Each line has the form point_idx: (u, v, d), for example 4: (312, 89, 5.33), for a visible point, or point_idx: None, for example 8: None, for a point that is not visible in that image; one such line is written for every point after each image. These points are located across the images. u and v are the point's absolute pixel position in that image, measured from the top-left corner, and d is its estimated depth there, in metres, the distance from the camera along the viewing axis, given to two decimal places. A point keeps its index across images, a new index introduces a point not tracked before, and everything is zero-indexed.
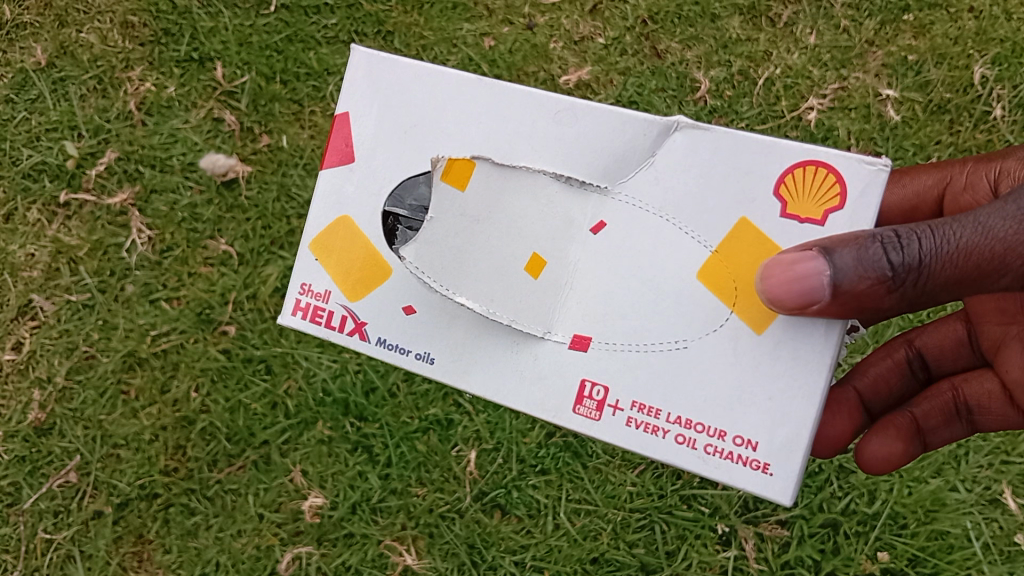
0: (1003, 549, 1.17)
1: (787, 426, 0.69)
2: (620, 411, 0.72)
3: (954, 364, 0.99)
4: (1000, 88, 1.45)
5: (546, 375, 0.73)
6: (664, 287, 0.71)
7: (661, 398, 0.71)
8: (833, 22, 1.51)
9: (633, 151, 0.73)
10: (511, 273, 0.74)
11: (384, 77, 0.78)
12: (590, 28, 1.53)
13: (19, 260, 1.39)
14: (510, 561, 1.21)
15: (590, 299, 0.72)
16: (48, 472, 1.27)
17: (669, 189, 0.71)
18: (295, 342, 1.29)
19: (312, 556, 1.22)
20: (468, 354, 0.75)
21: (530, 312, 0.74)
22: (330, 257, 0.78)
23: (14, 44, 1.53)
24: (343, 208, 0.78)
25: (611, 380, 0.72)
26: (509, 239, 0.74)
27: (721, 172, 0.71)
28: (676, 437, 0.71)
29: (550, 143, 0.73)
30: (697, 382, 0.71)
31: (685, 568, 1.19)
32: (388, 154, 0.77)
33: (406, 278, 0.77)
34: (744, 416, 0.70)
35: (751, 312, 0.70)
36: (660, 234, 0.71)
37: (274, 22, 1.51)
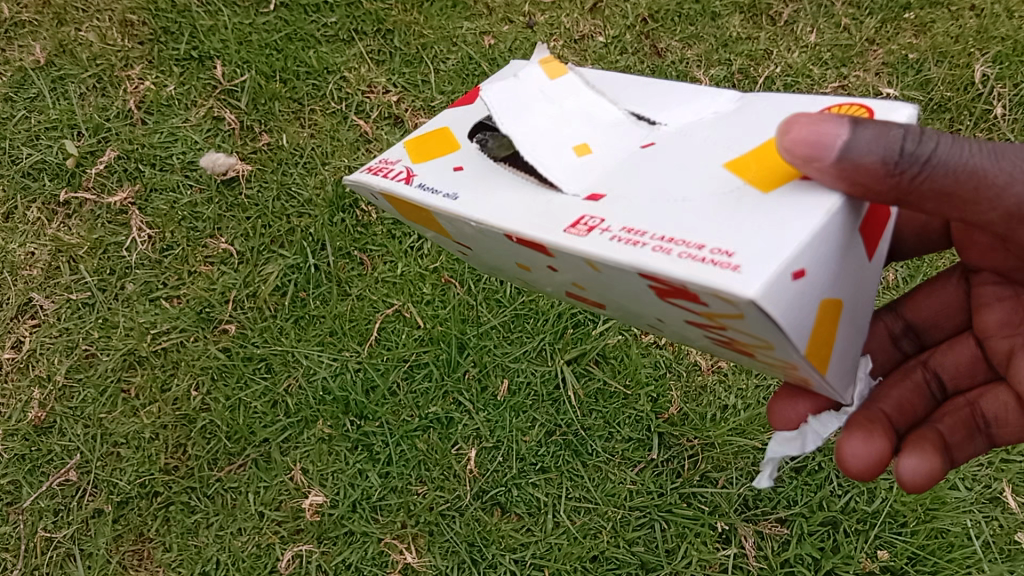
0: (1003, 547, 1.17)
1: (782, 235, 0.48)
2: (605, 232, 0.53)
3: (972, 382, 0.82)
4: (1000, 87, 1.44)
5: (532, 205, 0.59)
6: (686, 167, 0.59)
7: (644, 220, 0.53)
8: (834, 20, 1.53)
9: (698, 106, 0.68)
10: (557, 141, 0.65)
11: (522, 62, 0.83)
12: (590, 26, 1.54)
13: (19, 258, 1.38)
14: (510, 560, 1.19)
15: (608, 172, 0.61)
16: (48, 470, 1.26)
17: (722, 125, 0.64)
18: (295, 341, 1.31)
19: (312, 554, 1.20)
20: (470, 194, 0.63)
21: (564, 168, 0.62)
22: (419, 144, 0.74)
23: (12, 42, 1.53)
24: (447, 123, 0.76)
25: (606, 211, 0.55)
26: (550, 129, 0.66)
27: (762, 110, 0.65)
28: (651, 246, 0.50)
29: (631, 96, 0.72)
30: (697, 209, 0.53)
31: (684, 567, 1.17)
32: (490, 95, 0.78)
33: (473, 156, 0.70)
34: (737, 228, 0.50)
35: (765, 179, 0.55)
36: (705, 146, 0.61)
37: (274, 20, 1.55)
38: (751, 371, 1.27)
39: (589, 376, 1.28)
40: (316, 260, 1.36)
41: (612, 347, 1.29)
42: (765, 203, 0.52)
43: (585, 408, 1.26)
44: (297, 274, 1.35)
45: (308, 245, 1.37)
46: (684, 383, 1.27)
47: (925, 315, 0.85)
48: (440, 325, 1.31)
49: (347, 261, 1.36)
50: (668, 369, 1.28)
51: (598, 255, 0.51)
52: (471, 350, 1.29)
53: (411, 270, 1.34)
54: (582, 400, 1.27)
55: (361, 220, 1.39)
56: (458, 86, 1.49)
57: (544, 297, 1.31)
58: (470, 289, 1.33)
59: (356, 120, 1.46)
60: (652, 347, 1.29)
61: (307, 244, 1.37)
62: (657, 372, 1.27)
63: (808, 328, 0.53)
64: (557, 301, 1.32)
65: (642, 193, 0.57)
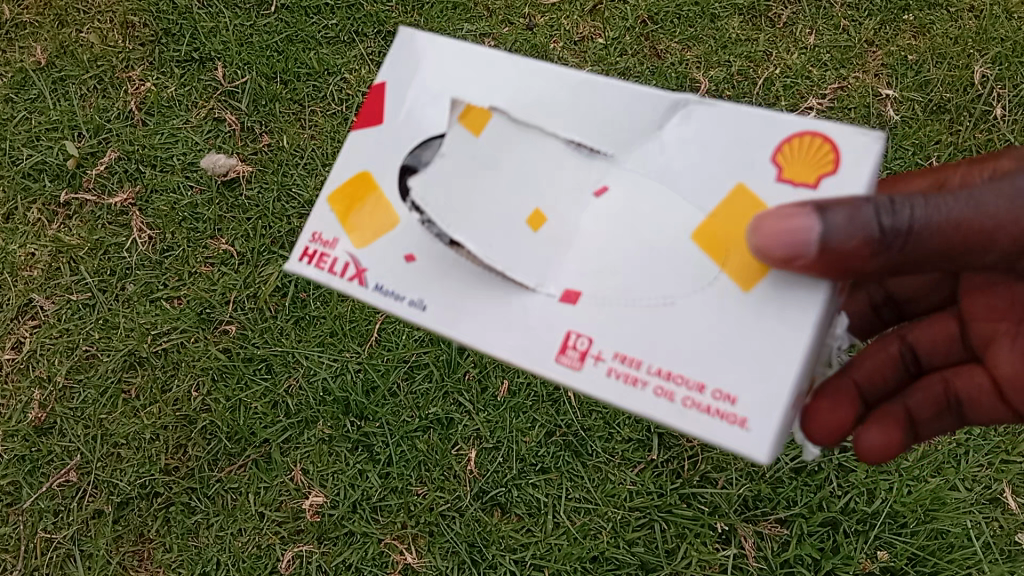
0: (1002, 547, 1.17)
1: (764, 374, 0.63)
2: (602, 362, 0.67)
3: (946, 359, 0.89)
4: (1000, 87, 1.45)
5: (521, 320, 0.70)
6: (647, 254, 0.70)
7: (635, 350, 0.66)
8: (832, 22, 1.53)
9: (636, 131, 0.74)
10: (511, 221, 0.73)
11: (424, 52, 0.82)
12: (590, 28, 1.54)
13: (19, 259, 1.38)
14: (510, 560, 1.20)
15: (580, 258, 0.71)
16: (48, 471, 1.27)
17: (671, 160, 0.72)
18: (296, 342, 1.30)
19: (313, 554, 1.21)
20: (446, 305, 0.72)
21: (528, 262, 0.71)
22: (348, 209, 0.78)
23: (15, 45, 1.55)
24: (364, 164, 0.79)
25: (596, 334, 0.68)
26: (507, 204, 0.72)
27: (706, 144, 0.72)
28: (652, 387, 0.65)
29: (567, 113, 0.76)
30: (672, 336, 0.66)
31: (684, 567, 1.18)
32: (410, 116, 0.80)
33: (411, 228, 0.75)
34: (719, 364, 0.64)
35: (738, 271, 0.66)
36: (660, 203, 0.71)
37: (274, 22, 1.54)
38: None
39: None
40: None
41: None
42: (732, 325, 0.65)
43: (586, 408, 1.25)
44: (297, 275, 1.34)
45: None
46: None
47: (905, 293, 0.93)
48: None
49: None
50: None
51: (611, 399, 0.66)
52: (471, 350, 1.28)
53: None
54: (582, 400, 1.26)
55: None
56: None
57: None
58: None
59: None
60: None
61: None
62: None
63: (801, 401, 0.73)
64: None
65: (616, 298, 0.69)
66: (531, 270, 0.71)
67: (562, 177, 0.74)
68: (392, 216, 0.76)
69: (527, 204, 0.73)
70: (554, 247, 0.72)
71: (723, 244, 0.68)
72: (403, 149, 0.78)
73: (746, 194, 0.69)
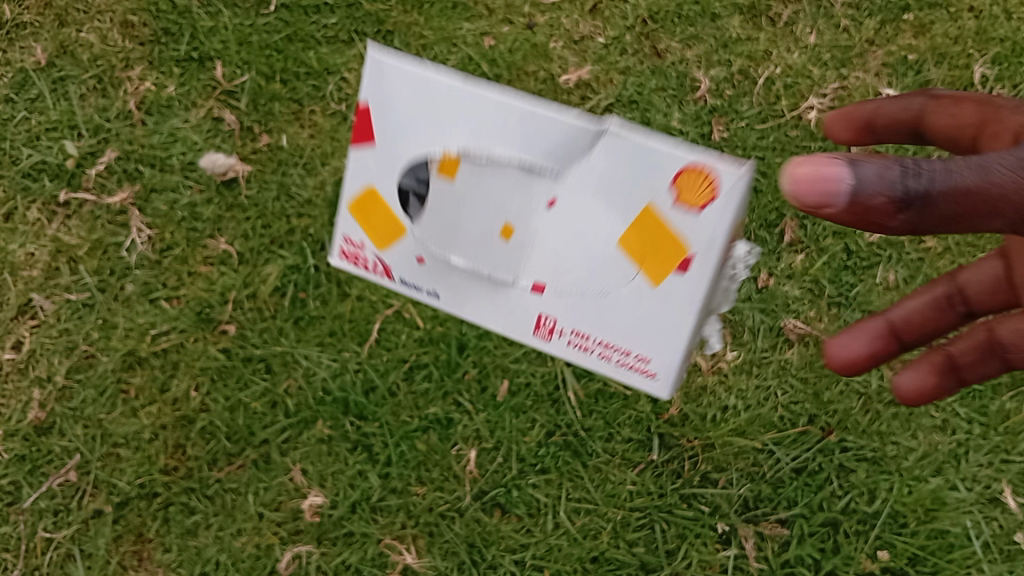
0: (1002, 547, 1.19)
1: (665, 347, 0.90)
2: (563, 336, 0.93)
3: (995, 302, 0.92)
4: (999, 88, 1.47)
5: (504, 309, 0.93)
6: (594, 256, 0.85)
7: (589, 325, 0.91)
8: (833, 22, 1.51)
9: (583, 151, 0.79)
10: (485, 238, 0.86)
11: (383, 70, 0.82)
12: (590, 28, 1.53)
13: (19, 259, 1.38)
14: (510, 560, 1.21)
15: (541, 265, 0.87)
16: (48, 470, 1.27)
17: (603, 184, 0.80)
18: (294, 342, 1.30)
19: (313, 555, 1.23)
20: (453, 294, 0.93)
21: (501, 266, 0.88)
22: (365, 219, 0.91)
23: (14, 44, 1.53)
24: (367, 180, 0.88)
25: (557, 312, 0.91)
26: (488, 208, 0.84)
27: (628, 165, 0.79)
28: (597, 351, 0.93)
29: (522, 140, 0.80)
30: (607, 324, 0.90)
31: (684, 567, 1.20)
32: (394, 137, 0.85)
33: (413, 241, 0.90)
34: (638, 333, 0.90)
35: (652, 270, 0.84)
36: (594, 216, 0.82)
37: (274, 21, 1.52)
38: (751, 371, 1.25)
39: (589, 376, 1.23)
40: (315, 260, 1.35)
41: None
42: (644, 315, 0.88)
43: (586, 409, 1.23)
44: (297, 275, 1.34)
45: (309, 245, 1.37)
46: (684, 385, 1.24)
47: None
48: (440, 325, 1.27)
49: None
50: None
51: (571, 355, 0.95)
52: (471, 350, 1.26)
53: None
54: (582, 400, 1.24)
55: None
56: None
57: None
58: None
59: None
60: None
61: (308, 245, 1.37)
62: None
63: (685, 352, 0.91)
64: None
65: (572, 287, 0.88)
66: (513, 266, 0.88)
67: (524, 190, 0.82)
68: (398, 217, 0.89)
69: (508, 210, 0.84)
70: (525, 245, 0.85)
71: (654, 245, 0.82)
72: (397, 169, 0.86)
73: (666, 207, 0.79)
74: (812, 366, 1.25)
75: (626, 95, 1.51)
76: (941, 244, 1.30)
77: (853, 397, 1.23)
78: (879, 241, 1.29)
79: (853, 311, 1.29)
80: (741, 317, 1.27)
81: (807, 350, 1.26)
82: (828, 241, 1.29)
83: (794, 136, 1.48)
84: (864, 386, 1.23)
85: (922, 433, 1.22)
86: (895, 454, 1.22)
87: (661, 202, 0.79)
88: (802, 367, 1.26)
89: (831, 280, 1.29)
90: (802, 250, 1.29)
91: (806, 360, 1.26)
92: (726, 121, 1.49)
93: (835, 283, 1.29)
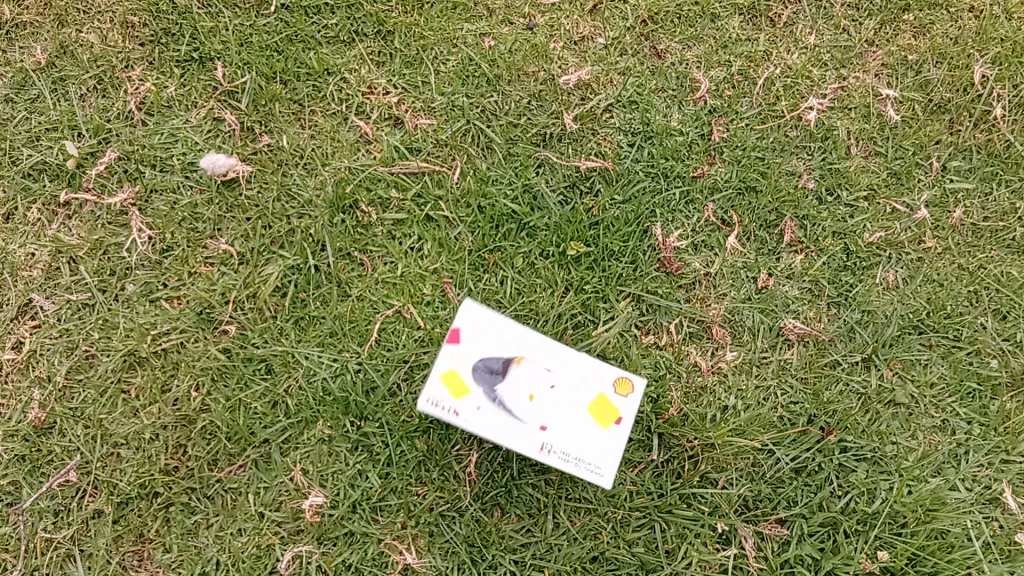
0: (1002, 548, 1.20)
1: (610, 449, 1.13)
2: (546, 451, 1.11)
3: None
4: (1000, 87, 1.48)
5: (505, 425, 1.10)
6: (570, 409, 1.14)
7: (557, 433, 1.12)
8: (832, 22, 1.53)
9: (576, 373, 1.16)
10: (512, 393, 1.12)
11: (477, 316, 1.16)
12: (590, 28, 1.54)
13: (18, 259, 1.37)
14: (510, 560, 1.20)
15: (542, 401, 1.13)
16: (48, 470, 1.26)
17: (580, 394, 1.15)
18: (295, 342, 1.31)
19: (312, 554, 1.21)
20: (482, 404, 1.10)
21: (510, 403, 1.11)
22: (451, 352, 1.13)
23: (14, 44, 1.54)
24: (455, 349, 1.14)
25: (543, 429, 1.12)
26: (525, 387, 1.13)
27: (596, 372, 1.17)
28: (555, 455, 1.11)
29: (546, 360, 1.16)
30: (576, 419, 1.13)
31: (684, 567, 1.19)
32: (475, 349, 1.14)
33: (470, 359, 1.13)
34: (594, 443, 1.13)
35: (604, 412, 1.14)
36: (578, 390, 1.15)
37: (274, 22, 1.54)
38: (750, 371, 1.29)
39: None
40: (316, 260, 1.36)
41: (612, 348, 1.31)
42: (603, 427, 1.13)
43: None
44: (298, 275, 1.35)
45: (308, 245, 1.37)
46: (684, 383, 1.29)
47: None
48: (440, 326, 1.32)
49: (347, 261, 1.37)
50: (668, 370, 1.29)
51: (536, 455, 1.11)
52: None
53: (412, 270, 1.36)
54: None
55: (361, 220, 1.39)
56: (458, 87, 1.49)
57: (544, 298, 1.33)
58: (470, 291, 1.34)
59: (356, 121, 1.48)
60: (652, 347, 1.31)
61: (307, 244, 1.37)
62: (656, 373, 1.29)
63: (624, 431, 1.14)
64: (557, 302, 1.33)
65: (557, 421, 1.13)
66: (531, 410, 1.12)
67: (539, 389, 1.13)
68: (471, 384, 1.11)
69: (526, 375, 1.14)
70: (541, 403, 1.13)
71: (600, 414, 1.14)
72: (476, 363, 1.13)
73: (608, 393, 1.15)
74: (812, 366, 1.29)
75: (626, 95, 1.49)
76: (942, 244, 1.38)
77: (852, 397, 1.27)
78: (878, 242, 1.37)
79: (852, 311, 1.33)
80: (741, 317, 1.33)
81: (806, 350, 1.31)
82: (827, 241, 1.38)
83: (794, 137, 1.46)
84: (862, 386, 1.28)
85: (921, 432, 1.26)
86: (894, 453, 1.24)
87: (604, 390, 1.16)
88: (802, 367, 1.29)
89: (831, 280, 1.35)
90: (802, 251, 1.38)
91: (805, 360, 1.30)
92: (726, 122, 1.47)
93: (835, 283, 1.35)
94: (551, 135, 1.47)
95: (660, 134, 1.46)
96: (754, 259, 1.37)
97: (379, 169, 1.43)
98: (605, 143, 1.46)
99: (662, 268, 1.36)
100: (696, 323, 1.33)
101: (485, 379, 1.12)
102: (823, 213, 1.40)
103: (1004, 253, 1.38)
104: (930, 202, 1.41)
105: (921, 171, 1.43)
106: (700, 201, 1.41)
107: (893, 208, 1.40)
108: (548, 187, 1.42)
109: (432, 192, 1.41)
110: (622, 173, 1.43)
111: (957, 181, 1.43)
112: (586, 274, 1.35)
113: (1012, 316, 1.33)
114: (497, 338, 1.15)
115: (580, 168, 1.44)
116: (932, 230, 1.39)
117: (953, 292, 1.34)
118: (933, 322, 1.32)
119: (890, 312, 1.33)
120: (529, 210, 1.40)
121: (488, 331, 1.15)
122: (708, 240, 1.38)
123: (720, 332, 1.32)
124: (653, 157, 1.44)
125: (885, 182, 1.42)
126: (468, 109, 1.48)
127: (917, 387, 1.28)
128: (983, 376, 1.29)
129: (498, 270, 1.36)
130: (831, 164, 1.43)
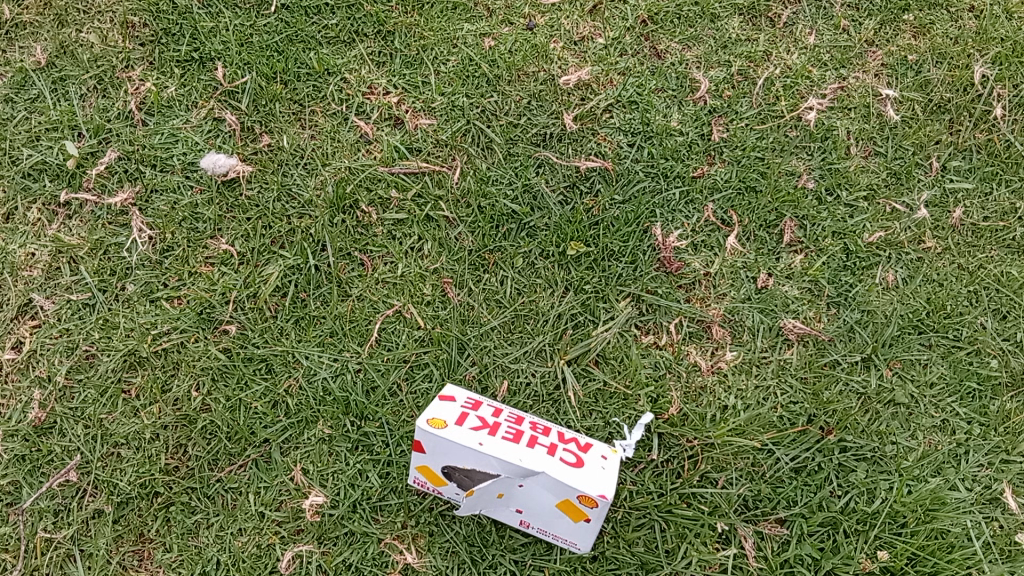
0: (1003, 548, 1.17)
1: (581, 535, 1.09)
2: (525, 523, 1.14)
3: None
4: (1000, 87, 1.49)
5: (482, 508, 1.12)
6: (542, 504, 1.07)
7: (532, 518, 1.11)
8: (832, 22, 1.58)
9: (542, 488, 1.03)
10: (478, 497, 1.09)
11: (435, 438, 1.04)
12: (590, 28, 1.58)
13: (19, 259, 1.37)
14: (510, 560, 1.19)
15: (511, 498, 1.08)
16: (48, 471, 1.23)
17: (545, 502, 1.06)
18: (296, 342, 1.31)
19: (312, 554, 1.19)
20: (463, 496, 1.12)
21: (483, 502, 1.10)
22: (421, 455, 1.09)
23: (15, 44, 1.55)
24: (425, 453, 1.08)
25: (521, 514, 1.12)
26: (489, 492, 1.07)
27: (566, 487, 1.01)
28: (537, 529, 1.14)
29: (508, 480, 1.04)
30: (548, 517, 1.09)
31: (684, 567, 1.17)
32: (439, 460, 1.07)
33: (438, 462, 1.08)
34: (567, 530, 1.10)
35: (572, 513, 1.05)
36: (545, 500, 1.06)
37: (273, 22, 1.57)
38: (750, 371, 1.30)
39: (589, 377, 1.29)
40: (316, 260, 1.36)
41: (612, 348, 1.30)
42: (574, 524, 1.07)
43: (585, 408, 1.26)
44: (298, 275, 1.35)
45: (308, 245, 1.37)
46: (684, 383, 1.29)
47: None
48: (440, 326, 1.31)
49: (347, 261, 1.37)
50: (668, 370, 1.30)
51: (518, 526, 1.16)
52: (471, 350, 1.30)
53: (411, 270, 1.36)
54: (582, 400, 1.27)
55: (361, 220, 1.40)
56: (458, 87, 1.51)
57: (544, 298, 1.33)
58: (470, 290, 1.34)
59: (357, 122, 1.49)
60: (652, 347, 1.32)
61: (307, 245, 1.37)
62: (656, 373, 1.29)
63: (596, 524, 1.06)
64: (557, 302, 1.33)
65: (530, 510, 1.10)
66: (502, 501, 1.10)
67: (506, 494, 1.07)
68: (443, 479, 1.11)
69: (493, 488, 1.06)
70: (510, 498, 1.08)
71: (569, 512, 1.06)
72: (444, 468, 1.08)
73: (576, 502, 1.03)
74: (812, 366, 1.29)
75: (626, 95, 1.50)
76: (942, 244, 1.38)
77: (852, 397, 1.27)
78: (878, 242, 1.38)
79: (851, 311, 1.33)
80: (741, 317, 1.33)
81: (806, 350, 1.31)
82: (827, 241, 1.38)
83: (794, 137, 1.47)
84: (863, 386, 1.28)
85: (921, 432, 1.25)
86: (894, 453, 1.23)
87: (572, 499, 1.03)
88: (802, 366, 1.30)
89: (830, 280, 1.35)
90: (802, 251, 1.38)
91: (805, 360, 1.30)
92: (726, 122, 1.48)
93: (835, 283, 1.35)
94: (551, 135, 1.48)
95: (660, 134, 1.47)
96: (754, 258, 1.37)
97: (379, 169, 1.44)
98: (605, 143, 1.47)
99: (662, 267, 1.37)
100: (696, 323, 1.33)
101: (454, 476, 1.09)
102: (823, 213, 1.40)
103: (1004, 253, 1.38)
104: (930, 202, 1.41)
105: (921, 171, 1.44)
106: (700, 201, 1.41)
107: (893, 208, 1.41)
108: (548, 187, 1.43)
109: (432, 192, 1.41)
110: (621, 172, 1.43)
111: (957, 181, 1.43)
112: (586, 274, 1.35)
113: (1013, 316, 1.33)
114: (455, 451, 1.04)
115: (580, 168, 1.44)
116: (931, 229, 1.39)
117: (953, 292, 1.34)
118: (933, 322, 1.32)
119: (890, 311, 1.33)
120: (529, 209, 1.40)
121: (445, 445, 1.04)
122: (707, 239, 1.39)
123: (720, 332, 1.32)
124: (653, 157, 1.45)
125: (885, 182, 1.43)
126: (468, 109, 1.49)
127: (917, 387, 1.28)
128: (983, 376, 1.29)
129: (498, 270, 1.36)
130: (831, 164, 1.44)
